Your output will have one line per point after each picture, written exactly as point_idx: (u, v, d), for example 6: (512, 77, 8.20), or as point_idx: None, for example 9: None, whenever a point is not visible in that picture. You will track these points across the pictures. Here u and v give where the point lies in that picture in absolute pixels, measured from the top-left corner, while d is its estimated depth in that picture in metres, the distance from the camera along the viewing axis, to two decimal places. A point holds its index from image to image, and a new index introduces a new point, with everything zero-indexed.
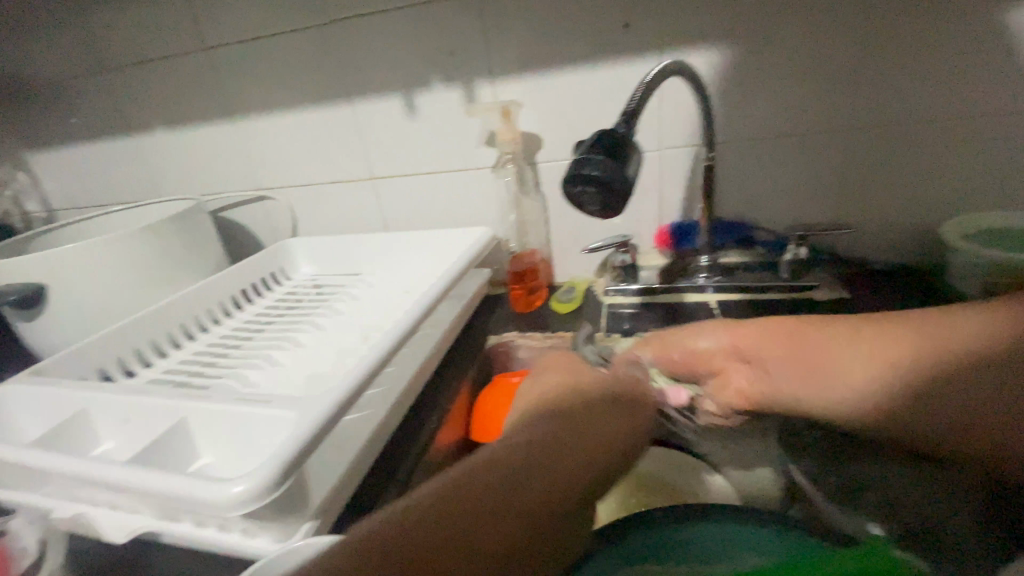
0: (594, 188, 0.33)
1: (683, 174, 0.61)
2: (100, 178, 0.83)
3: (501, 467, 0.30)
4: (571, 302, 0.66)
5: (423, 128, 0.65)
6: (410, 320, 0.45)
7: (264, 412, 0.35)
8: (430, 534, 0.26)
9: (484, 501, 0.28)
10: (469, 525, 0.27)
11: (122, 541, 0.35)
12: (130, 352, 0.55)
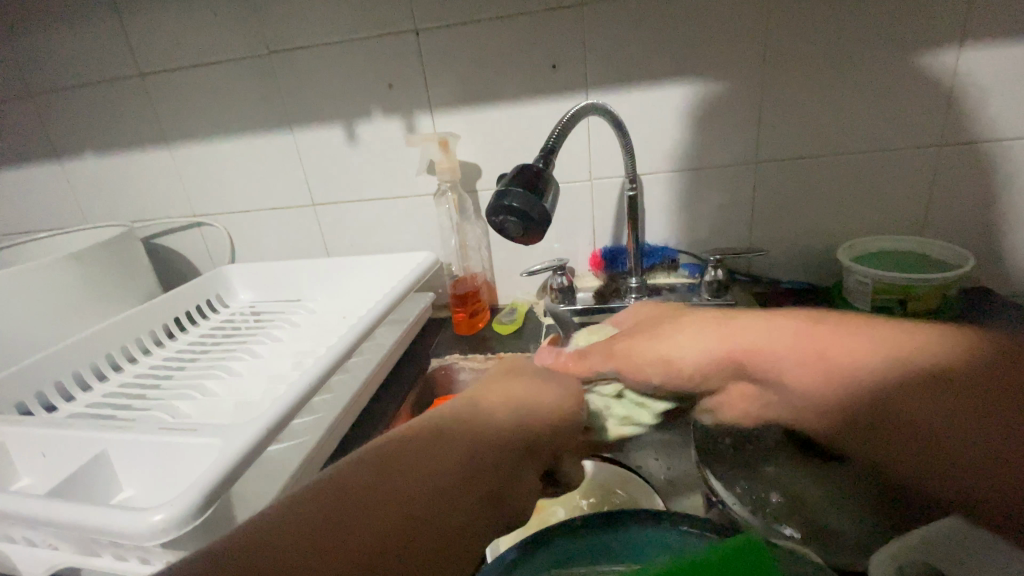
0: (516, 219, 0.36)
1: (613, 202, 0.65)
2: (21, 203, 0.79)
3: (402, 485, 0.29)
4: (512, 323, 0.68)
5: (364, 157, 0.67)
6: (344, 343, 0.46)
7: (188, 441, 0.35)
8: (324, 531, 0.26)
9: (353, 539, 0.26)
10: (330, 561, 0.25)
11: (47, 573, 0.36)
12: (50, 386, 0.52)
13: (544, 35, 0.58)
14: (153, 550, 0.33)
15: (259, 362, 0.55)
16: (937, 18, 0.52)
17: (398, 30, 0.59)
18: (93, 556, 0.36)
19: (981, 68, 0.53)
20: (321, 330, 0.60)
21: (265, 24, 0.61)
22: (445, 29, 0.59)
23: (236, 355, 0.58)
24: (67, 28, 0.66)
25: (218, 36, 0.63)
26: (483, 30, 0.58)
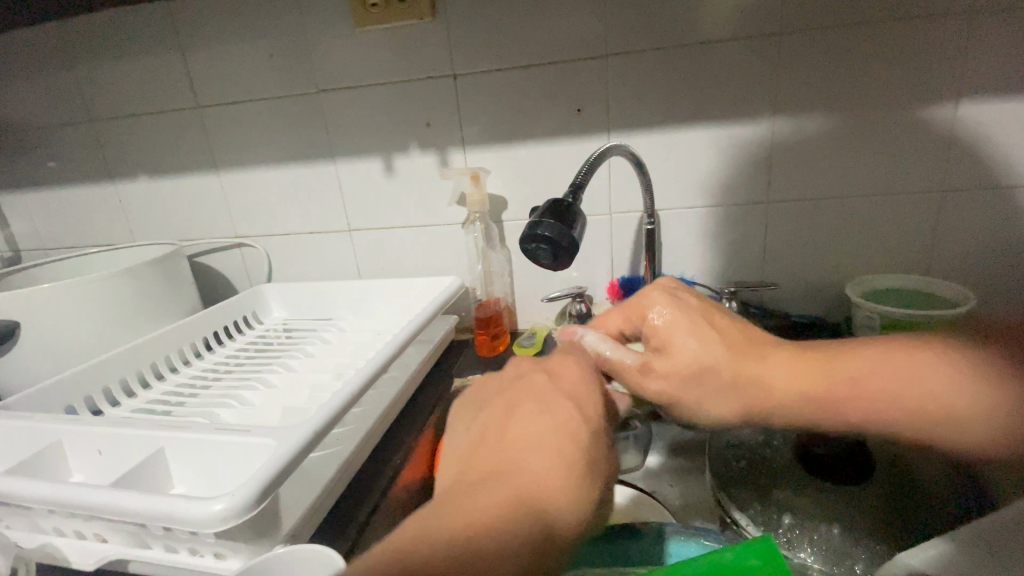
0: (546, 247, 0.40)
1: (630, 235, 0.69)
2: (75, 220, 0.85)
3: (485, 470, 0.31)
4: (531, 347, 0.71)
5: (400, 187, 0.71)
6: (382, 358, 0.49)
7: (242, 441, 0.37)
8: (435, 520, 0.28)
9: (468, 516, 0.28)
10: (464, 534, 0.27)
11: (93, 568, 0.36)
12: (99, 391, 0.55)
13: (571, 82, 0.63)
14: (202, 541, 0.35)
15: (296, 376, 0.58)
16: (935, 75, 0.57)
17: (438, 74, 0.65)
18: (132, 550, 0.37)
19: (979, 122, 0.57)
20: (352, 347, 0.64)
21: (316, 66, 0.67)
22: (480, 75, 0.64)
23: (273, 369, 0.61)
24: (136, 64, 0.73)
25: (273, 75, 0.69)
26: (515, 77, 0.64)
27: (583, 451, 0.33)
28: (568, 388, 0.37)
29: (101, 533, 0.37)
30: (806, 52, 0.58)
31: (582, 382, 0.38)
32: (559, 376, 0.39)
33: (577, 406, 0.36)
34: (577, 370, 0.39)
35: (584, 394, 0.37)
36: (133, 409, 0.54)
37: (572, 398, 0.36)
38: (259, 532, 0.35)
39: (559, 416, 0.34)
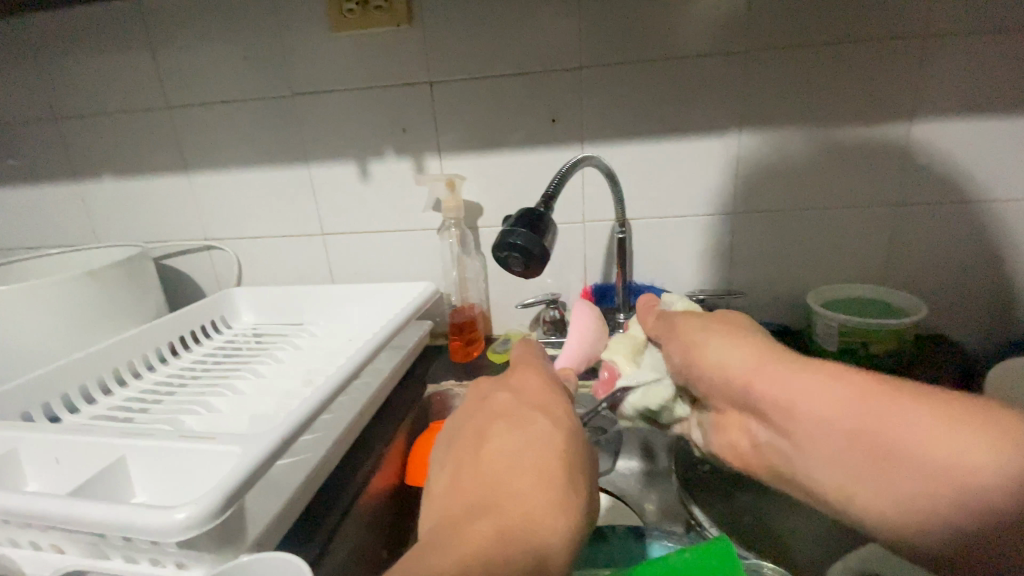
0: (518, 255, 0.40)
1: (603, 244, 0.70)
2: (36, 220, 0.82)
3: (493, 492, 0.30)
4: (505, 352, 0.71)
5: (375, 192, 0.71)
6: (353, 364, 0.49)
7: (207, 449, 0.37)
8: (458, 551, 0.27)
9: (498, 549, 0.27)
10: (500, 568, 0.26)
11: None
12: (57, 398, 0.53)
13: (546, 93, 0.64)
14: (165, 550, 0.34)
15: (266, 381, 0.57)
16: (889, 96, 0.60)
17: (414, 81, 0.65)
18: (91, 560, 0.36)
19: (928, 141, 0.61)
20: (324, 353, 0.63)
21: (291, 69, 0.67)
22: (456, 84, 0.65)
23: (241, 375, 0.60)
24: (103, 61, 0.71)
25: (246, 77, 0.68)
26: (491, 86, 0.65)
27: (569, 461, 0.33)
28: (534, 400, 0.37)
29: (57, 544, 0.36)
30: (771, 70, 0.61)
31: (549, 393, 0.38)
32: (526, 390, 0.38)
33: (552, 416, 0.35)
34: (541, 381, 0.39)
35: (553, 403, 0.37)
36: (94, 416, 0.52)
37: (544, 409, 0.36)
38: (224, 540, 0.35)
39: (536, 431, 0.34)
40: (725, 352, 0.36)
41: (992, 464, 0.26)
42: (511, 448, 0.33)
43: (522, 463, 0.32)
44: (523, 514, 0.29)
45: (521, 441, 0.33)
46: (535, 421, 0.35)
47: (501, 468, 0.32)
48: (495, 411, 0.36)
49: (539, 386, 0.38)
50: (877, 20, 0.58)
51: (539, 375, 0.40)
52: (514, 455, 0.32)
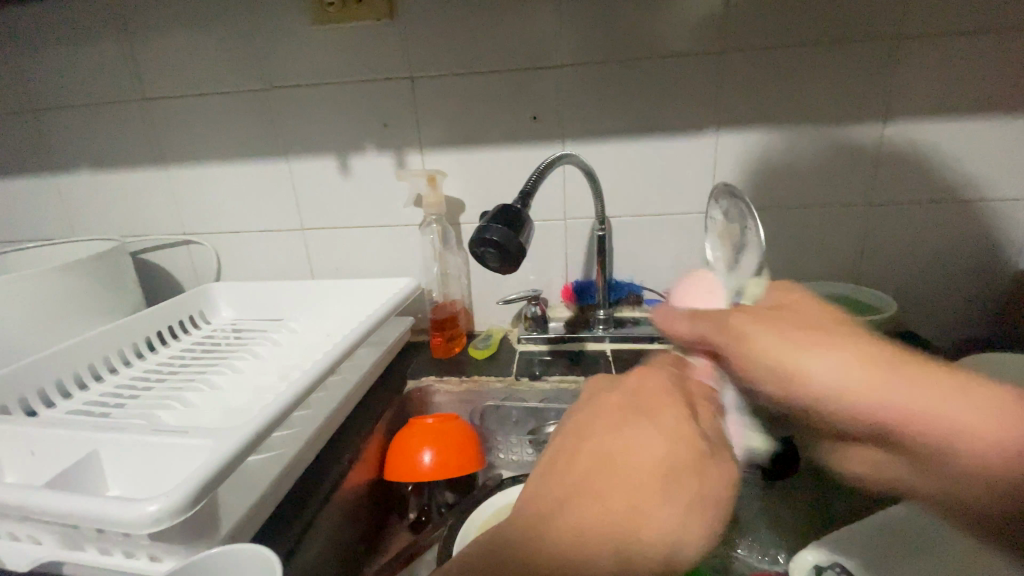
0: (494, 251, 0.41)
1: (583, 241, 0.71)
2: (8, 213, 0.80)
3: (599, 495, 0.28)
4: (486, 348, 0.72)
5: (356, 187, 0.71)
6: (331, 358, 0.49)
7: (181, 443, 0.37)
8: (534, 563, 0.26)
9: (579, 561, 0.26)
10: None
11: (25, 570, 0.35)
12: (33, 392, 0.52)
13: (527, 89, 0.65)
14: (137, 543, 0.34)
15: (245, 377, 0.57)
16: (860, 99, 0.62)
17: (395, 76, 0.65)
18: (65, 552, 0.36)
19: (898, 142, 0.63)
20: (305, 348, 0.63)
21: (270, 62, 0.66)
22: (437, 79, 0.65)
23: (219, 370, 0.59)
24: (77, 53, 0.70)
25: (223, 69, 0.67)
26: (472, 81, 0.65)
27: (673, 471, 0.29)
28: (644, 395, 0.33)
29: (33, 535, 0.36)
30: (747, 71, 0.62)
31: (664, 391, 0.34)
32: (638, 385, 0.34)
33: (659, 416, 0.32)
34: (658, 376, 0.35)
35: (663, 400, 0.33)
36: (70, 411, 0.52)
37: (651, 407, 0.32)
38: (196, 534, 0.34)
39: (655, 437, 0.30)
40: (772, 343, 0.33)
41: (1016, 451, 0.28)
42: (627, 454, 0.29)
43: (638, 469, 0.29)
44: (605, 526, 0.27)
45: (637, 444, 0.30)
46: (657, 427, 0.31)
47: (614, 469, 0.29)
48: (613, 411, 0.33)
49: (665, 387, 0.34)
50: (848, 23, 0.59)
51: (665, 373, 0.36)
52: (631, 462, 0.29)
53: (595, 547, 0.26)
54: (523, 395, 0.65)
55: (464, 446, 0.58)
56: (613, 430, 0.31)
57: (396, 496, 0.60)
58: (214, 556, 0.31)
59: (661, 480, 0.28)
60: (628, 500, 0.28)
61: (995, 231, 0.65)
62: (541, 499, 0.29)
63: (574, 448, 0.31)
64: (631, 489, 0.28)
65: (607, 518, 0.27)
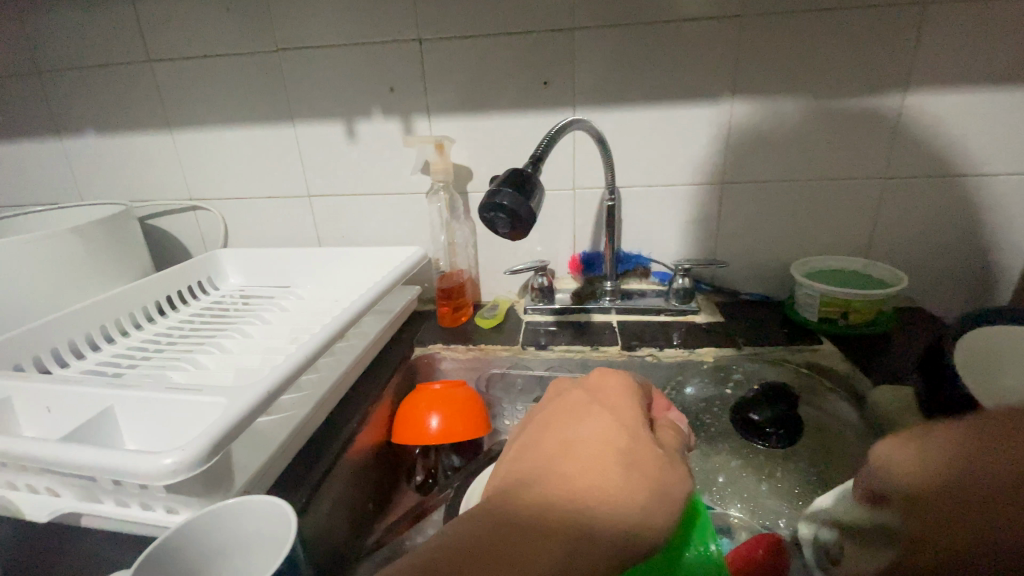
0: (505, 216, 0.40)
1: (592, 212, 0.70)
2: (16, 178, 0.80)
3: (569, 484, 0.33)
4: (493, 318, 0.72)
5: (363, 153, 0.70)
6: (340, 323, 0.49)
7: (194, 400, 0.37)
8: (509, 540, 0.29)
9: (549, 535, 0.30)
10: (557, 551, 0.29)
11: (43, 520, 0.36)
12: (48, 351, 0.53)
13: (538, 53, 0.63)
14: (154, 495, 0.35)
15: (254, 341, 0.57)
16: (883, 66, 0.60)
17: (403, 38, 0.64)
18: (79, 505, 0.37)
19: (918, 112, 0.61)
20: (313, 315, 0.63)
21: (275, 22, 0.65)
22: (445, 42, 0.63)
23: (229, 334, 0.60)
24: (77, 10, 0.68)
25: (227, 28, 0.66)
26: (482, 45, 0.63)
27: (629, 461, 0.34)
28: (608, 402, 0.40)
29: (53, 487, 0.37)
30: (765, 36, 0.60)
31: (625, 400, 0.40)
32: (602, 393, 0.41)
33: (618, 418, 0.38)
34: (616, 386, 0.42)
35: (626, 409, 0.39)
36: (84, 370, 0.53)
37: (612, 410, 0.39)
38: (212, 487, 0.35)
39: (612, 435, 0.36)
40: (619, 413, 0.38)
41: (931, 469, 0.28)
42: (589, 450, 0.35)
43: (602, 464, 0.34)
44: (565, 504, 0.31)
45: (599, 443, 0.35)
46: (613, 429, 0.37)
47: (580, 465, 0.34)
48: (571, 410, 0.39)
49: (614, 393, 0.41)
50: None
51: (613, 377, 0.43)
52: (594, 459, 0.34)
53: (569, 527, 0.30)
54: (528, 364, 0.65)
55: (472, 413, 0.59)
56: (539, 413, 0.42)
57: (404, 460, 0.61)
58: (226, 506, 0.32)
59: (622, 473, 0.33)
60: (593, 486, 0.32)
61: (1012, 206, 0.64)
62: (512, 481, 0.34)
63: (542, 449, 0.36)
64: (592, 475, 0.33)
65: (572, 504, 0.31)
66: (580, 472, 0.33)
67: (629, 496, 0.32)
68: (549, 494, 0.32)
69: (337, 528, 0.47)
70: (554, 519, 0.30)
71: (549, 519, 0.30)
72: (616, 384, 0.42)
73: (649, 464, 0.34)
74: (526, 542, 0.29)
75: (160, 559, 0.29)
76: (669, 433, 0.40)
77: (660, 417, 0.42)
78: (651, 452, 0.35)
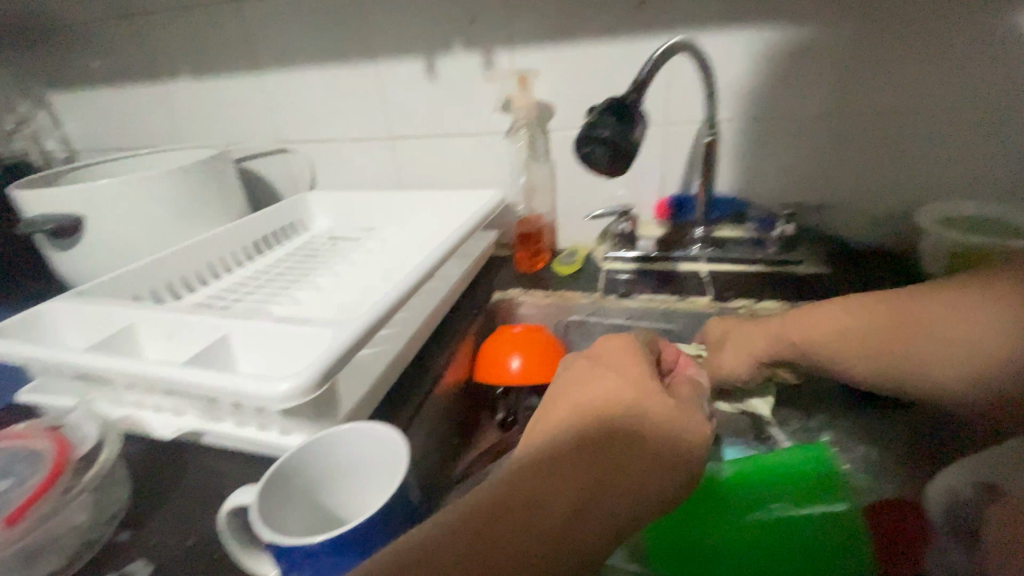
0: (604, 150, 0.37)
1: (684, 152, 0.65)
2: (124, 124, 0.86)
3: (569, 453, 0.30)
4: (571, 265, 0.70)
5: (443, 91, 0.68)
6: (429, 263, 0.49)
7: (301, 332, 0.39)
8: (495, 519, 0.28)
9: (542, 511, 0.28)
10: (542, 532, 0.28)
11: (171, 436, 0.41)
12: (161, 285, 0.58)
13: None
14: (270, 418, 0.38)
15: (344, 281, 0.60)
16: None
17: None
18: (201, 426, 0.41)
19: None
20: (396, 257, 0.64)
21: None
22: None
23: (320, 274, 0.62)
24: None
25: None
26: None
27: (633, 427, 0.31)
28: (614, 363, 0.36)
29: (177, 409, 0.41)
30: None
31: (632, 360, 0.36)
32: (607, 355, 0.37)
33: (624, 379, 0.34)
34: (620, 347, 0.38)
35: (632, 368, 0.35)
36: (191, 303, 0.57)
37: (618, 371, 0.35)
38: (319, 413, 0.37)
39: (615, 399, 0.33)
40: (624, 373, 0.35)
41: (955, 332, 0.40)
42: (595, 413, 0.32)
43: (604, 430, 0.31)
44: (552, 479, 0.29)
45: (603, 407, 0.32)
46: (618, 390, 0.33)
47: (581, 431, 0.31)
48: (576, 374, 0.36)
49: (624, 352, 0.37)
50: None
51: (623, 337, 0.39)
52: (594, 424, 0.32)
53: (561, 501, 0.28)
54: (609, 312, 0.64)
55: (553, 357, 0.58)
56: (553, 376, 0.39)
57: (483, 400, 0.63)
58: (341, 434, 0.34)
59: (627, 438, 0.31)
60: (589, 458, 0.30)
61: None
62: (514, 453, 0.32)
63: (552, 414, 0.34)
64: (590, 442, 0.31)
65: (567, 476, 0.29)
66: (582, 438, 0.31)
67: (629, 464, 0.30)
68: (543, 465, 0.30)
69: (426, 459, 0.49)
70: (540, 492, 0.29)
71: (541, 495, 0.29)
72: (624, 345, 0.38)
73: (656, 427, 0.31)
74: (513, 520, 0.28)
75: (284, 476, 0.32)
76: (684, 389, 0.36)
77: (678, 375, 0.39)
78: (658, 414, 0.32)
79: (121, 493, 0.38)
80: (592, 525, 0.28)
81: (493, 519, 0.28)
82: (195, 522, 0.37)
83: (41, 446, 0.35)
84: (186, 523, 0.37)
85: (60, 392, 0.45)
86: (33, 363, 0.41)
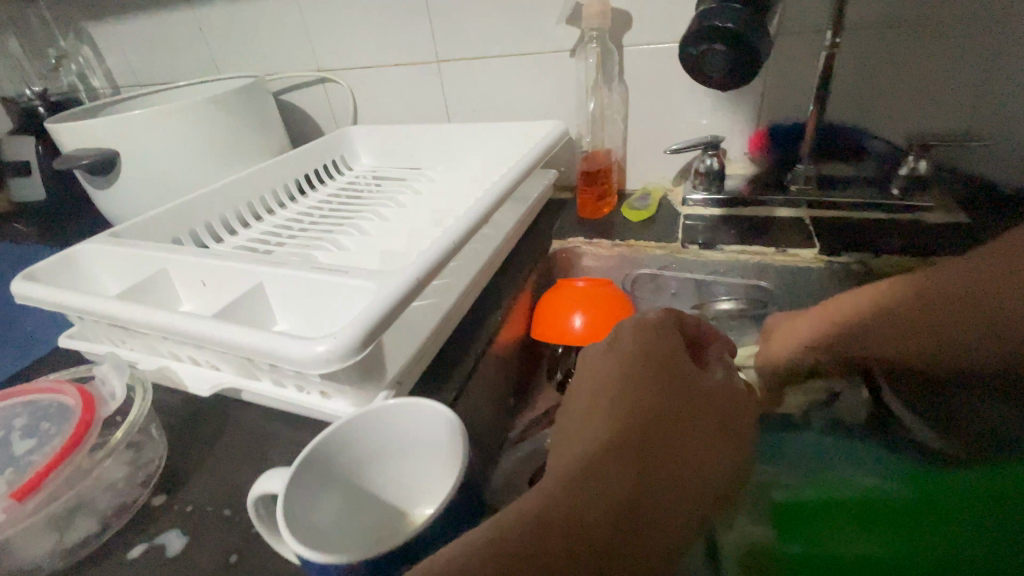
0: (725, 47, 0.28)
1: (793, 69, 0.53)
2: (162, 56, 0.81)
3: (659, 450, 0.28)
4: (643, 209, 0.61)
5: (498, 0, 0.58)
6: (485, 205, 0.42)
7: (341, 283, 0.34)
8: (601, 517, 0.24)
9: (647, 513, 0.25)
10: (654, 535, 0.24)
11: (207, 393, 0.36)
12: (202, 227, 0.54)
13: None
14: (310, 380, 0.33)
15: (389, 225, 0.54)
16: None
17: None
18: (240, 381, 0.37)
19: None
20: (446, 199, 0.57)
21: None
22: None
23: (365, 217, 0.57)
24: None
25: None
26: None
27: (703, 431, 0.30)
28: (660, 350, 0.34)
29: (213, 361, 0.37)
30: None
31: (678, 349, 0.34)
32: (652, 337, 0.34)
33: (678, 373, 0.32)
34: (654, 327, 0.35)
35: (674, 354, 0.34)
36: (233, 245, 0.53)
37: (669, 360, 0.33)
38: (362, 378, 0.32)
39: (681, 398, 0.31)
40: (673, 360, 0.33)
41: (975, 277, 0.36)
42: (665, 410, 0.30)
43: (682, 430, 0.29)
44: (656, 486, 0.26)
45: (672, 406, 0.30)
46: (678, 386, 0.31)
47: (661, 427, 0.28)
48: (617, 360, 0.33)
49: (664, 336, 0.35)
50: None
51: (657, 315, 0.36)
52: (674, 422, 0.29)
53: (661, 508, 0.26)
54: (689, 264, 0.55)
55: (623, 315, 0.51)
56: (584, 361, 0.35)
57: (542, 360, 0.57)
58: (387, 409, 0.29)
59: (700, 443, 0.29)
60: (682, 462, 0.28)
61: None
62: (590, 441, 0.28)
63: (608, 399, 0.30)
64: (669, 440, 0.28)
65: (664, 480, 0.27)
66: (662, 433, 0.28)
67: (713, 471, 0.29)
68: (635, 455, 0.27)
69: (480, 425, 0.44)
70: (648, 495, 0.26)
71: (646, 497, 0.25)
72: (661, 326, 0.35)
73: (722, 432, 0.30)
74: (618, 521, 0.24)
75: (328, 453, 0.28)
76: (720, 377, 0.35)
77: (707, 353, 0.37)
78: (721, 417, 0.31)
79: (157, 451, 0.35)
80: (671, 517, 0.26)
81: (587, 510, 0.24)
82: (232, 490, 0.33)
83: (70, 401, 0.32)
84: (223, 489, 0.34)
85: (98, 339, 0.42)
86: (64, 309, 0.38)
